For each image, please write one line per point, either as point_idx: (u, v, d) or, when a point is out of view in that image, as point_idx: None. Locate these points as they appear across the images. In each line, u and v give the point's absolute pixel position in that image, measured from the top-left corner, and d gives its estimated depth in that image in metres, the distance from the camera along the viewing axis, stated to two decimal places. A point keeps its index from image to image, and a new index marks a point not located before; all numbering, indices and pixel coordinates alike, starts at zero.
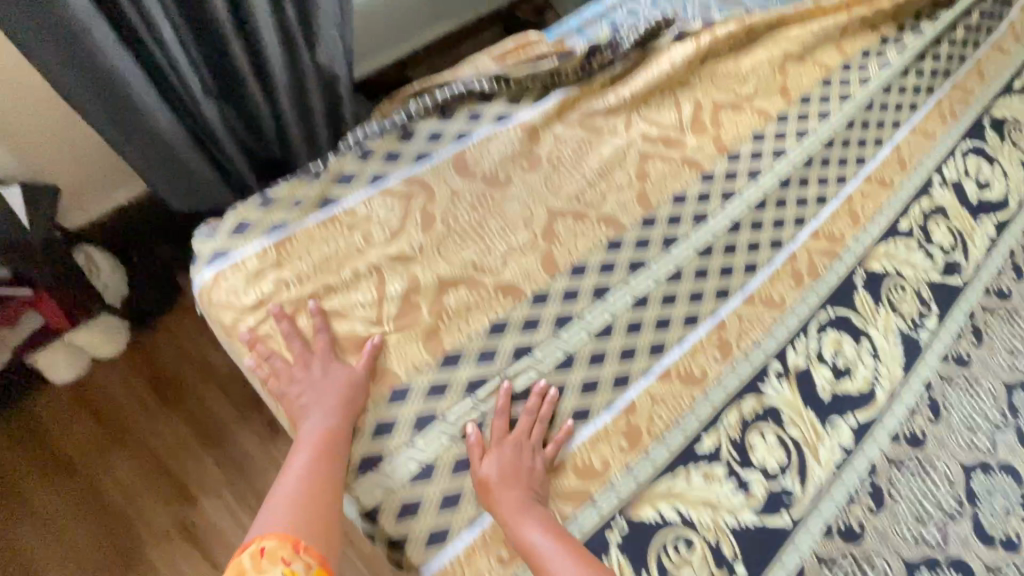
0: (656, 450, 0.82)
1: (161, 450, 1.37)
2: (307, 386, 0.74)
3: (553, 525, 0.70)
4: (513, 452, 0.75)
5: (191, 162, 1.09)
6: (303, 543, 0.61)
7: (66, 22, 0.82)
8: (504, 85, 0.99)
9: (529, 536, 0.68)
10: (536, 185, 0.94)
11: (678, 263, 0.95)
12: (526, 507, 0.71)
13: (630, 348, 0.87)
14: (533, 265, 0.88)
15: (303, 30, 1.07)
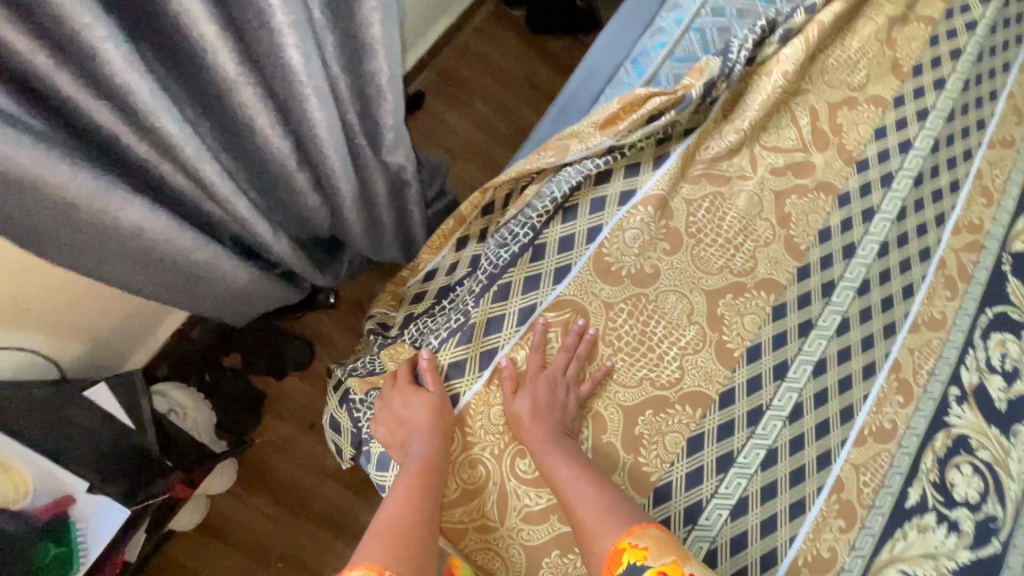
0: (871, 519, 0.81)
1: (307, 556, 1.38)
2: (398, 421, 0.73)
3: (577, 460, 0.69)
4: (547, 386, 0.74)
5: (252, 287, 0.99)
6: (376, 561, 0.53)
7: (148, 245, 0.69)
8: (619, 157, 0.87)
9: (552, 467, 0.68)
10: (684, 266, 0.86)
11: (843, 311, 0.89)
12: (556, 441, 0.70)
13: (823, 422, 0.84)
14: (710, 363, 0.82)
15: (368, 135, 0.90)
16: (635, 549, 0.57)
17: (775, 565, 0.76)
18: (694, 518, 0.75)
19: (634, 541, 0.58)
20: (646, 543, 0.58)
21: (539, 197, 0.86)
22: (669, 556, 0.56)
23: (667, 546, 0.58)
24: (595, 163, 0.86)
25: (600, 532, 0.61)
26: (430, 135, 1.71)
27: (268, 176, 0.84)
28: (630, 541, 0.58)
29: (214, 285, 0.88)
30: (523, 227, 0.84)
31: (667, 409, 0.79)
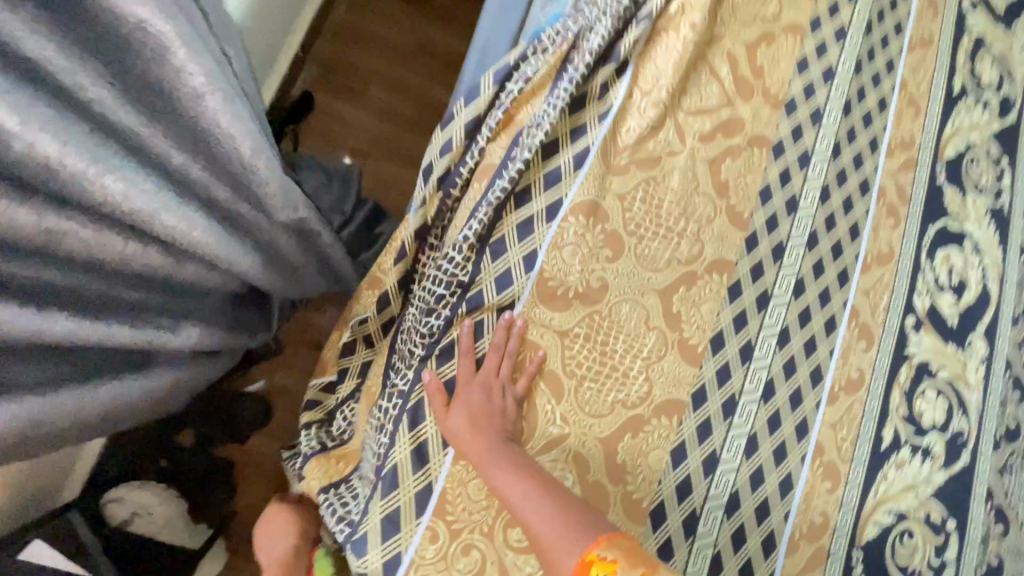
0: (853, 472, 0.83)
1: None
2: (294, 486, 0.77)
3: (529, 469, 0.64)
4: (483, 394, 0.70)
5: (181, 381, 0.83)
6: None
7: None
8: (526, 161, 0.77)
9: (500, 482, 0.63)
10: (630, 270, 0.80)
11: (795, 273, 0.86)
12: (505, 454, 0.65)
13: (795, 391, 0.83)
14: (676, 366, 0.79)
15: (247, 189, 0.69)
16: (603, 563, 0.51)
17: (776, 546, 0.78)
18: (691, 528, 0.75)
19: (603, 552, 0.52)
20: (615, 555, 0.52)
21: (453, 244, 0.77)
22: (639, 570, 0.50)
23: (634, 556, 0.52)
24: (499, 187, 0.76)
25: (562, 548, 0.55)
26: (330, 138, 1.53)
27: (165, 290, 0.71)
28: (597, 554, 0.52)
29: (145, 406, 0.79)
30: (446, 286, 0.77)
31: (644, 428, 0.76)
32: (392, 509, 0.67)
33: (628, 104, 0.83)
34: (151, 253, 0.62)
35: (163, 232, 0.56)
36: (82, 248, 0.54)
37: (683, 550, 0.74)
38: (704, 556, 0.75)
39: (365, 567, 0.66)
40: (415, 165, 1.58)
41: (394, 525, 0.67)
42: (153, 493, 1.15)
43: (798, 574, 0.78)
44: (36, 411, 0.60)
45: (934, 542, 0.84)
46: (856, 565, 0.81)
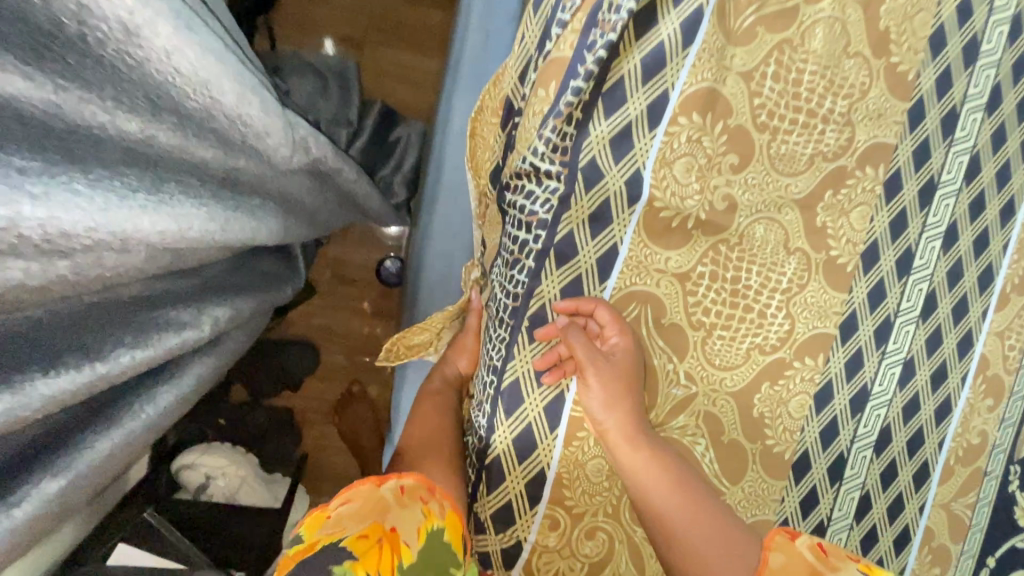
0: (1019, 382, 0.71)
1: None
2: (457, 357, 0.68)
3: (701, 502, 0.53)
4: (622, 388, 0.57)
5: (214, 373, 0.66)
6: (435, 486, 0.54)
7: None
8: (617, 38, 0.54)
9: (667, 514, 0.52)
10: (761, 178, 0.60)
11: (970, 148, 0.65)
12: (654, 457, 0.54)
13: (960, 302, 0.68)
14: (822, 294, 0.63)
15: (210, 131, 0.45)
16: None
17: (929, 476, 0.69)
18: (838, 472, 0.66)
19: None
20: None
21: (525, 176, 0.58)
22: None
23: (804, 573, 0.48)
24: (573, 88, 0.54)
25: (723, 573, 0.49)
26: (310, 26, 1.24)
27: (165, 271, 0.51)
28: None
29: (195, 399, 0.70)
30: (529, 230, 0.58)
31: (784, 374, 0.63)
32: (503, 503, 0.60)
33: None
34: (166, 263, 0.46)
35: (121, 239, 0.38)
36: (78, 282, 0.39)
37: (829, 497, 0.66)
38: (851, 497, 0.67)
39: (485, 548, 0.61)
40: (421, 44, 1.28)
41: (511, 515, 0.61)
42: (224, 455, 1.07)
43: (951, 500, 0.70)
44: (95, 474, 0.50)
45: None
46: (1013, 481, 0.72)
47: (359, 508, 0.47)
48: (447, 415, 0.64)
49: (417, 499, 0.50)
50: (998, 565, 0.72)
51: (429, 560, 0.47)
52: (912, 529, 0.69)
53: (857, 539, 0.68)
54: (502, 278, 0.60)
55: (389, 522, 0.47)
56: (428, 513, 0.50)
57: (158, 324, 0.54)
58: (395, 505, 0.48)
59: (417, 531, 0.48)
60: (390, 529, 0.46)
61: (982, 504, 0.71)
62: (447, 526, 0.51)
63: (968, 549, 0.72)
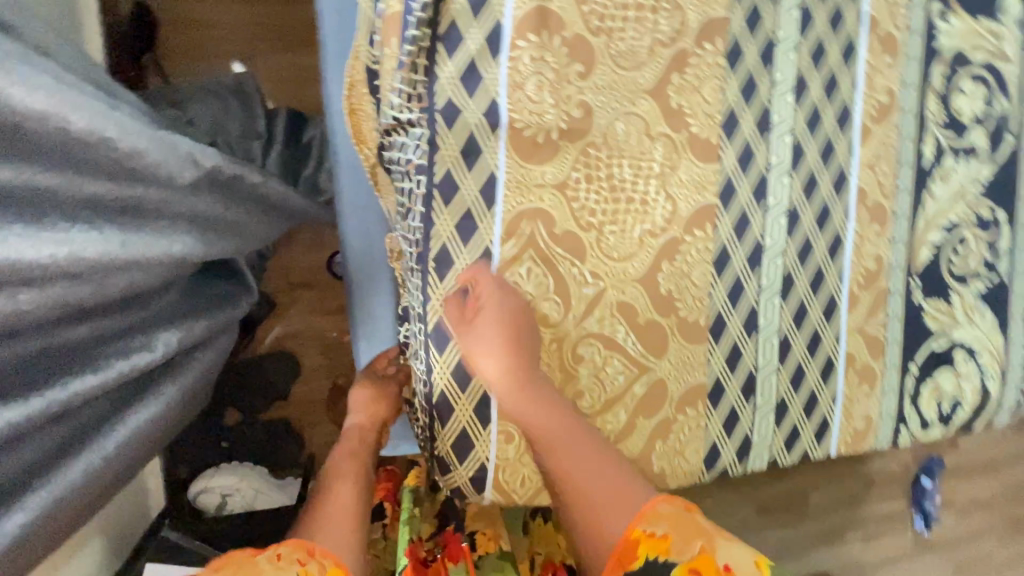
0: (899, 204, 0.77)
1: None
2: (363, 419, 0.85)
3: (590, 438, 0.62)
4: (515, 341, 0.61)
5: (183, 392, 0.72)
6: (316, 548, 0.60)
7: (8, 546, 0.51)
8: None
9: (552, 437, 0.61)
10: (610, 78, 0.65)
11: (798, 2, 0.70)
12: (547, 397, 0.62)
13: (826, 145, 0.73)
14: (694, 170, 0.68)
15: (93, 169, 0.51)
16: (652, 540, 0.56)
17: (837, 307, 0.76)
18: (754, 324, 0.72)
19: (649, 528, 0.57)
20: (663, 530, 0.57)
21: (395, 133, 0.63)
22: (696, 544, 0.55)
23: (687, 524, 0.57)
24: (409, 38, 0.58)
25: (603, 502, 0.59)
26: (198, 49, 1.26)
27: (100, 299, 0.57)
28: (642, 531, 0.57)
29: (173, 416, 0.76)
30: (411, 178, 0.63)
31: (679, 251, 0.69)
32: (459, 431, 0.66)
33: None
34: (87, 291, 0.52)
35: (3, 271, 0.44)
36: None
37: (751, 348, 0.73)
38: (772, 344, 0.73)
39: (456, 482, 0.67)
40: (306, 42, 1.30)
41: (468, 441, 0.66)
42: (235, 473, 1.14)
43: (864, 323, 0.78)
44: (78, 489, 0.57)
45: (986, 240, 0.82)
46: (916, 292, 0.80)
47: (223, 567, 0.55)
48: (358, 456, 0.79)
49: (294, 560, 0.57)
50: (920, 369, 0.81)
51: None
52: (834, 358, 0.77)
53: (786, 379, 0.74)
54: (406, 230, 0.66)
55: None
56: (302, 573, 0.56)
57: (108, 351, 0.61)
58: (267, 568, 0.55)
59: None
60: None
61: (893, 320, 0.79)
62: None
63: (890, 361, 0.79)
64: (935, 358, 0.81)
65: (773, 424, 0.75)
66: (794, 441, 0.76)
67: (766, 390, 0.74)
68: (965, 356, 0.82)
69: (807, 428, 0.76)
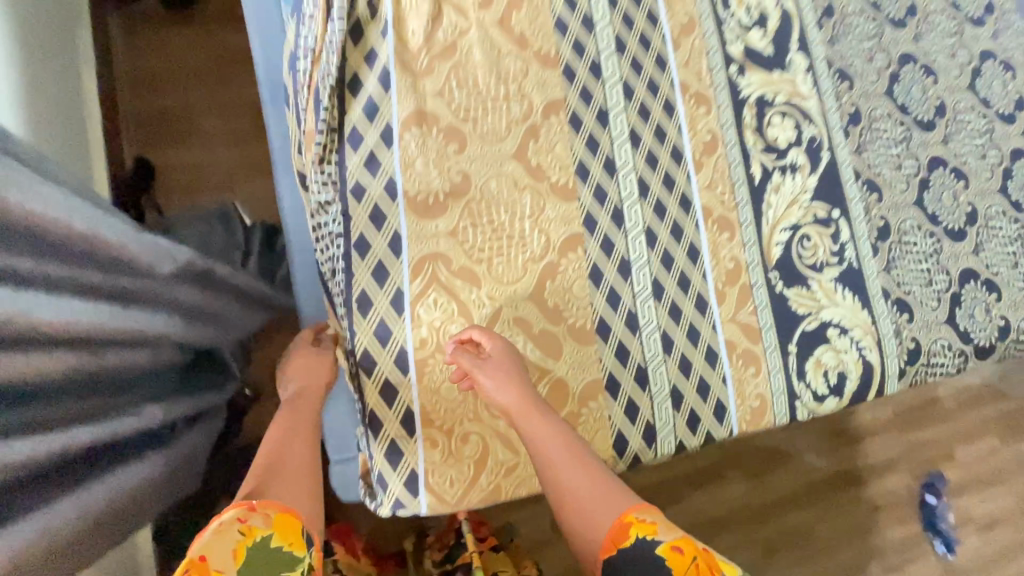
0: (743, 214, 0.95)
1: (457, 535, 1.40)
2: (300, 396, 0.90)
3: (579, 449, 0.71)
4: (508, 374, 0.73)
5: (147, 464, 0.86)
6: (257, 502, 0.63)
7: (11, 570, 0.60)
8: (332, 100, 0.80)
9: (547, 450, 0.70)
10: (480, 150, 0.86)
11: (619, 80, 0.93)
12: (542, 411, 0.72)
13: (666, 177, 0.93)
14: (559, 208, 0.87)
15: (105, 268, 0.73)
16: (641, 525, 0.66)
17: (708, 302, 0.90)
18: (635, 324, 0.86)
19: (640, 515, 0.67)
20: (652, 517, 0.67)
21: (320, 211, 0.84)
22: (679, 530, 0.66)
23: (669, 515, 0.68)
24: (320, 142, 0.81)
25: (598, 504, 0.68)
26: (188, 186, 1.52)
27: (93, 369, 0.74)
28: (635, 516, 0.66)
29: (153, 487, 0.90)
30: (334, 244, 0.82)
31: (559, 270, 0.85)
32: (389, 442, 0.78)
33: (399, 10, 0.85)
34: (80, 356, 0.70)
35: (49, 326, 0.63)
36: (25, 369, 0.62)
37: (637, 345, 0.86)
38: (655, 339, 0.87)
39: (391, 494, 0.78)
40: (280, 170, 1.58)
41: (398, 451, 0.78)
42: None
43: (738, 314, 0.91)
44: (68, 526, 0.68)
45: (827, 233, 0.98)
46: (777, 283, 0.94)
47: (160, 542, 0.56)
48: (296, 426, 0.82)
49: (234, 520, 0.59)
50: (799, 348, 0.93)
51: (260, 558, 0.59)
52: (715, 346, 0.89)
53: (675, 368, 0.87)
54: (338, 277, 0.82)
55: (198, 551, 0.56)
56: (248, 533, 0.59)
57: (109, 414, 0.78)
58: (208, 534, 0.57)
59: (234, 552, 0.57)
60: (199, 557, 0.55)
61: (762, 308, 0.92)
62: (277, 528, 0.62)
63: (769, 344, 0.91)
64: (810, 337, 0.93)
65: (671, 409, 0.86)
66: (694, 423, 0.87)
67: (658, 379, 0.86)
68: (837, 331, 0.94)
69: (704, 410, 0.87)
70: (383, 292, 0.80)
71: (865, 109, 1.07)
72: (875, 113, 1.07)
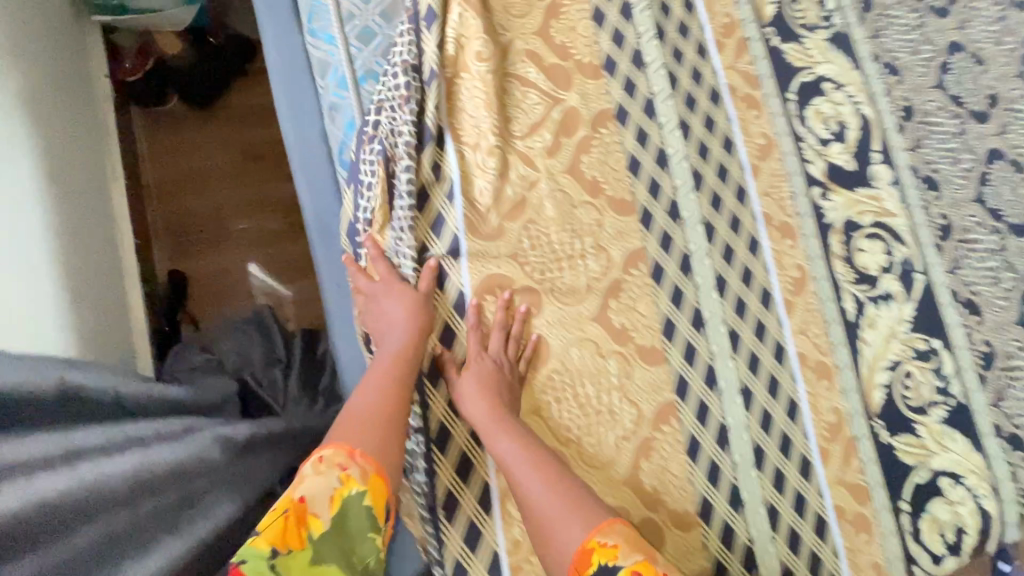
0: (839, 356, 0.87)
1: None
2: (380, 320, 0.73)
3: (542, 457, 0.68)
4: (494, 387, 0.72)
5: None
6: (359, 449, 0.62)
7: None
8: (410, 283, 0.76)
9: (499, 452, 0.68)
10: (558, 315, 0.80)
11: (700, 219, 0.86)
12: (493, 412, 0.70)
13: (757, 325, 0.85)
14: (649, 375, 0.80)
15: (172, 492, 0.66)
16: (603, 550, 0.60)
17: (812, 463, 0.82)
18: (738, 497, 0.79)
19: (603, 538, 0.61)
20: (614, 540, 0.60)
21: None
22: (638, 555, 0.59)
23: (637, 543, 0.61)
24: None
25: (561, 521, 0.62)
26: (220, 298, 1.43)
27: None
28: (598, 541, 0.60)
29: None
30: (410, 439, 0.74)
31: (653, 446, 0.78)
32: None
33: (466, 167, 0.80)
34: None
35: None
36: None
37: (741, 522, 0.78)
38: (761, 513, 0.79)
39: None
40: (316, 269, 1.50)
41: None
42: None
43: (844, 473, 0.83)
44: None
45: (929, 368, 0.90)
46: (882, 432, 0.86)
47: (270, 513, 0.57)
48: (404, 380, 0.69)
49: (335, 465, 0.60)
50: (912, 505, 0.84)
51: (345, 522, 0.59)
52: (824, 513, 0.81)
53: (784, 544, 0.79)
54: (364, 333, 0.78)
55: (298, 493, 0.58)
56: (342, 479, 0.60)
57: None
58: (310, 473, 0.59)
59: (331, 497, 0.59)
60: (298, 500, 0.58)
61: (870, 463, 0.84)
62: (369, 488, 0.61)
63: (880, 505, 0.83)
64: (923, 492, 0.85)
65: None
66: None
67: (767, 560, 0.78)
68: (952, 482, 0.86)
69: None
70: (468, 493, 0.74)
71: (957, 220, 0.98)
72: (969, 222, 0.98)
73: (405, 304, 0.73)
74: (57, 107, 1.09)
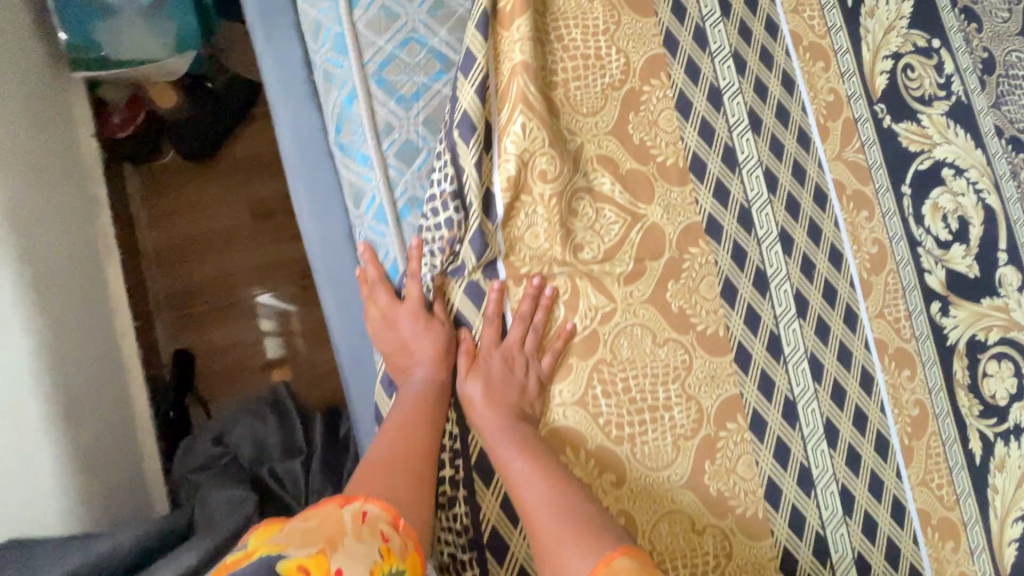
0: (965, 509, 0.75)
1: None
2: (402, 345, 0.66)
3: (556, 477, 0.60)
4: (505, 401, 0.66)
5: None
6: (402, 519, 0.51)
7: None
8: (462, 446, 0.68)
9: (510, 467, 0.62)
10: (644, 480, 0.69)
11: (805, 353, 0.74)
12: (517, 444, 0.63)
13: (873, 478, 0.73)
14: (750, 551, 0.69)
15: None
16: None
17: None
18: None
19: None
20: None
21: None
22: None
23: None
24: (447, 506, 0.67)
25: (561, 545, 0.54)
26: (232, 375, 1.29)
27: None
28: None
29: None
30: None
31: None
32: None
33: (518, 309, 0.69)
34: None
35: None
36: None
37: None
38: None
39: None
40: None
41: None
42: None
43: None
44: None
45: None
46: None
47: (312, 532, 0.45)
48: (428, 422, 0.63)
49: (376, 533, 0.47)
50: None
51: None
52: None
53: None
54: (388, 382, 0.69)
55: (335, 561, 0.43)
56: (385, 548, 0.47)
57: None
58: (351, 531, 0.46)
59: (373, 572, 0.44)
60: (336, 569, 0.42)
61: None
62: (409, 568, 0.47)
63: None
64: None
65: None
66: None
67: None
68: None
69: None
70: None
71: None
72: None
73: (429, 323, 0.66)
74: (37, 190, 0.95)
